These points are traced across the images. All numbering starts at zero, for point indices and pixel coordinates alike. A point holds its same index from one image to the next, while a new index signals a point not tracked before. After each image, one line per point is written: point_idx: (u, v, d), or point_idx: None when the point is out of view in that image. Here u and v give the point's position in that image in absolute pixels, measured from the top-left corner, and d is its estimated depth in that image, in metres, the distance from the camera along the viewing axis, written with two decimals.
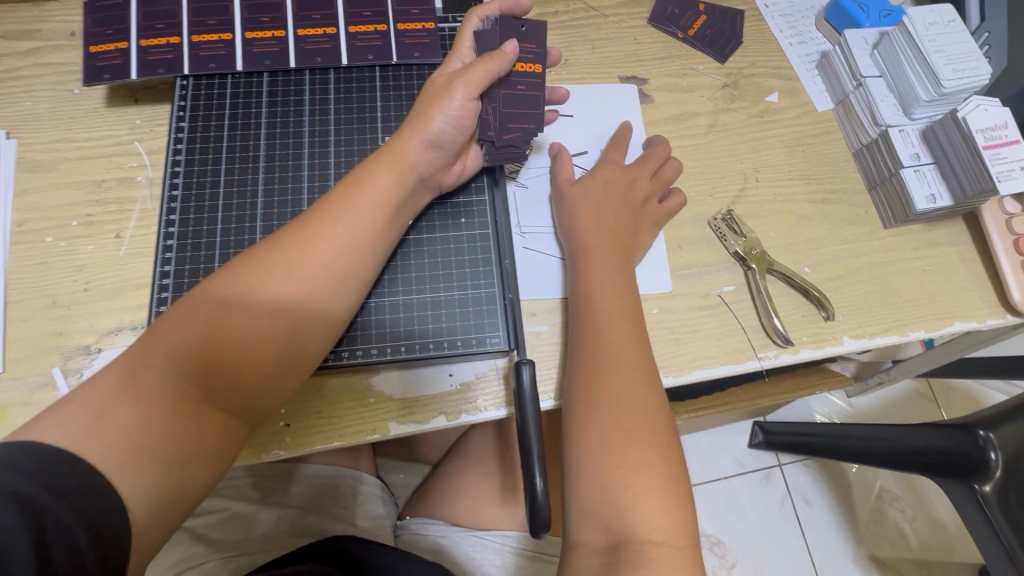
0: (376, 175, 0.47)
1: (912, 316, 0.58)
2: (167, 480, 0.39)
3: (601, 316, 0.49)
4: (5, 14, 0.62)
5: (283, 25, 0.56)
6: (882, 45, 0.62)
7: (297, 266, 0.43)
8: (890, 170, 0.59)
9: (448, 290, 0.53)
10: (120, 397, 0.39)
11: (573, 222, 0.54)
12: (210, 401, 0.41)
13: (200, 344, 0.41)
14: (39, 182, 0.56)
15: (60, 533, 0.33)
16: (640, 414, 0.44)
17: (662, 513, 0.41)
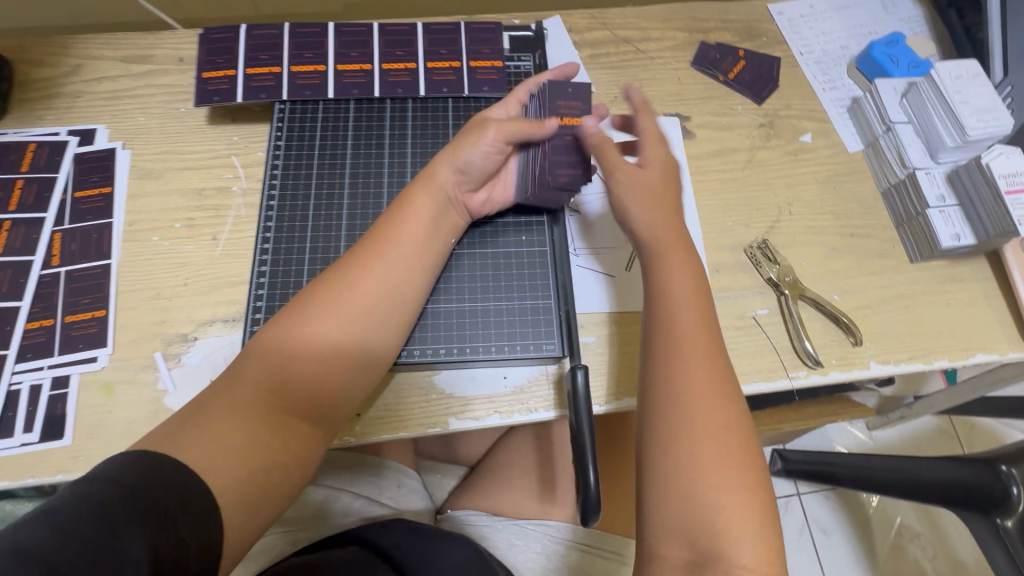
0: (417, 202, 0.53)
1: (936, 346, 0.61)
2: (256, 482, 0.43)
3: (672, 317, 0.49)
4: (125, 41, 0.71)
5: (369, 60, 0.64)
6: (910, 94, 0.67)
7: (353, 287, 0.49)
8: (916, 209, 0.64)
9: (507, 300, 0.59)
10: (208, 413, 0.44)
11: (639, 221, 0.53)
12: (285, 413, 0.46)
13: (267, 366, 0.46)
14: (147, 188, 0.63)
15: (174, 523, 0.36)
16: (713, 417, 0.45)
17: (742, 519, 0.42)
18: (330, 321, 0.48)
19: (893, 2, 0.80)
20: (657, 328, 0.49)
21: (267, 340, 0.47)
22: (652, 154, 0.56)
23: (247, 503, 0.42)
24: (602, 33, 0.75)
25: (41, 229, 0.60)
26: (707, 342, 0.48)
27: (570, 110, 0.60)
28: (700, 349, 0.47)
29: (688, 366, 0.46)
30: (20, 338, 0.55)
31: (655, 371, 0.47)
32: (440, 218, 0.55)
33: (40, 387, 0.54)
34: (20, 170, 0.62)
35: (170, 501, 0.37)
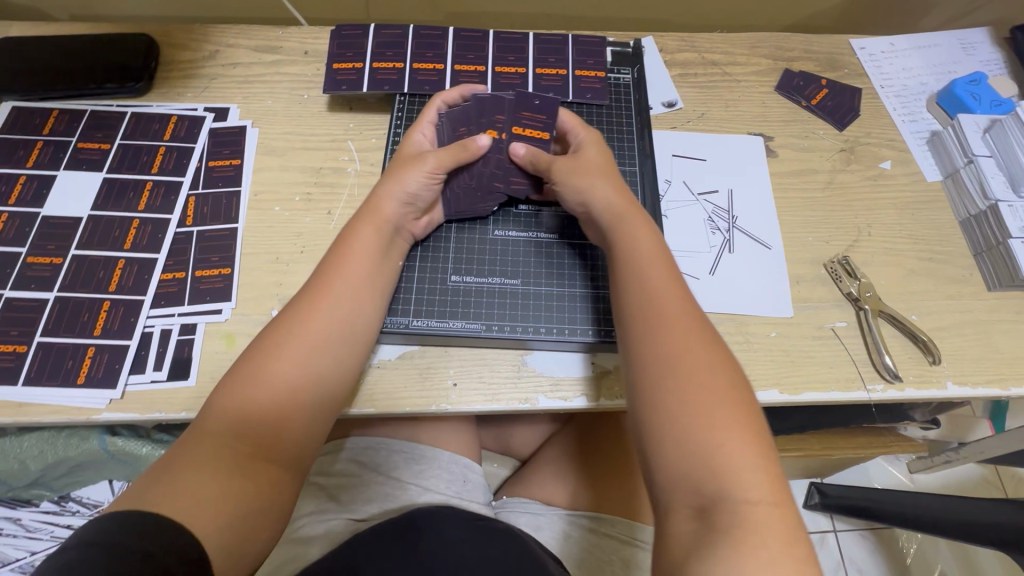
0: (365, 237, 0.56)
1: (1013, 373, 0.63)
2: (237, 523, 0.43)
3: (640, 277, 0.53)
4: (257, 33, 0.78)
5: (483, 62, 0.70)
6: (993, 130, 0.69)
7: (292, 324, 0.51)
8: (997, 239, 0.66)
9: (586, 287, 0.62)
10: (175, 463, 0.43)
11: (590, 191, 0.58)
12: (252, 449, 0.46)
13: (230, 404, 0.47)
14: (271, 163, 0.69)
15: (163, 567, 0.36)
16: (688, 364, 0.47)
17: (742, 452, 0.43)
18: (280, 356, 0.49)
19: (973, 45, 0.83)
20: (624, 287, 0.53)
21: (221, 390, 0.48)
22: (589, 141, 0.62)
23: (232, 543, 0.42)
24: (691, 55, 0.80)
25: (179, 192, 0.66)
26: (675, 300, 0.51)
27: (534, 124, 0.63)
28: (663, 304, 0.51)
29: (654, 322, 0.50)
30: (155, 287, 0.61)
31: (626, 331, 0.51)
32: (387, 249, 0.58)
33: (169, 331, 0.59)
34: (162, 139, 0.69)
35: (149, 545, 0.37)
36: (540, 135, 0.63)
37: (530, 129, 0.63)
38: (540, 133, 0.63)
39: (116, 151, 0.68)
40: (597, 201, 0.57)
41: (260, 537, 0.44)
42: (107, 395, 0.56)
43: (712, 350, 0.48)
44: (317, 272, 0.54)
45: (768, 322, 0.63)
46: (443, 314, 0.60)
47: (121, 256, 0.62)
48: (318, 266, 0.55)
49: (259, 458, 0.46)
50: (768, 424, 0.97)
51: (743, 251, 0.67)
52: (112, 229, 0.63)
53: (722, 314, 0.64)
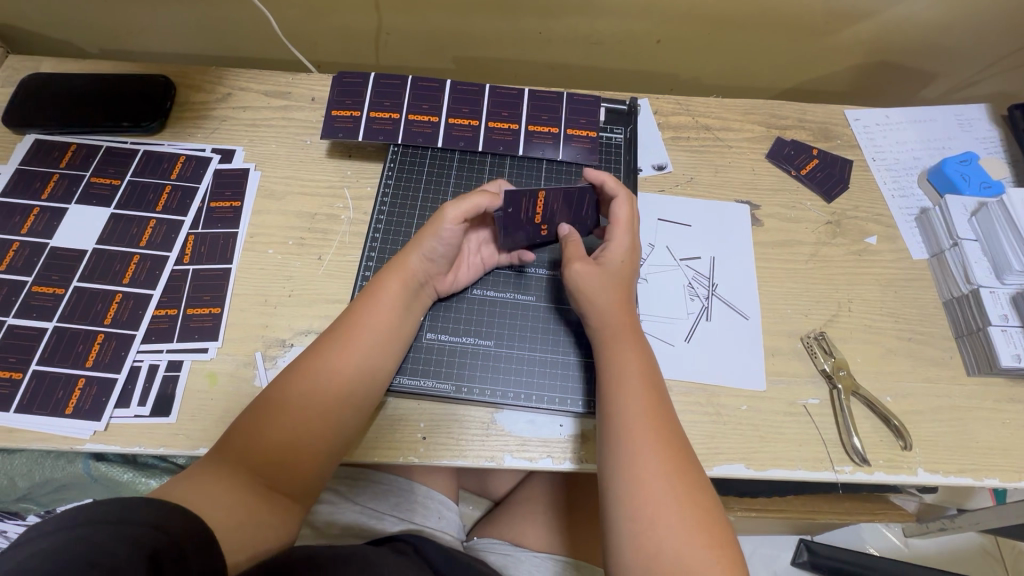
0: (393, 287, 0.59)
1: (989, 464, 0.62)
2: (246, 531, 0.46)
3: (623, 388, 0.54)
4: (269, 78, 0.82)
5: (477, 117, 0.73)
6: (980, 214, 0.69)
7: (318, 370, 0.54)
8: (978, 324, 0.66)
9: (557, 352, 0.64)
10: (200, 477, 0.47)
11: (593, 299, 0.59)
12: (264, 476, 0.49)
13: (259, 431, 0.51)
14: (269, 207, 0.72)
15: (175, 541, 0.38)
16: (665, 479, 0.49)
17: (711, 568, 0.46)
18: (299, 392, 0.52)
19: (970, 121, 0.84)
20: (607, 398, 0.54)
21: (254, 416, 0.51)
22: (619, 242, 0.62)
23: (244, 550, 0.45)
24: (684, 118, 0.82)
25: (180, 230, 0.69)
26: (653, 411, 0.53)
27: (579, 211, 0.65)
28: (645, 416, 0.52)
29: (636, 436, 0.51)
30: (148, 322, 0.64)
31: (608, 444, 0.52)
32: (413, 299, 0.60)
33: (157, 367, 0.62)
34: (169, 177, 0.73)
35: (168, 526, 0.39)
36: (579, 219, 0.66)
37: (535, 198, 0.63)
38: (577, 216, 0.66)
39: (125, 187, 0.72)
40: (593, 313, 0.59)
41: (264, 542, 0.47)
42: (92, 427, 0.58)
43: (686, 466, 0.50)
44: (344, 317, 0.58)
45: (740, 395, 0.64)
46: (414, 371, 0.62)
47: (119, 290, 0.65)
48: (343, 313, 0.58)
49: (271, 482, 0.49)
50: (750, 485, 0.96)
51: (720, 319, 0.68)
52: (113, 263, 0.67)
53: (695, 383, 0.64)
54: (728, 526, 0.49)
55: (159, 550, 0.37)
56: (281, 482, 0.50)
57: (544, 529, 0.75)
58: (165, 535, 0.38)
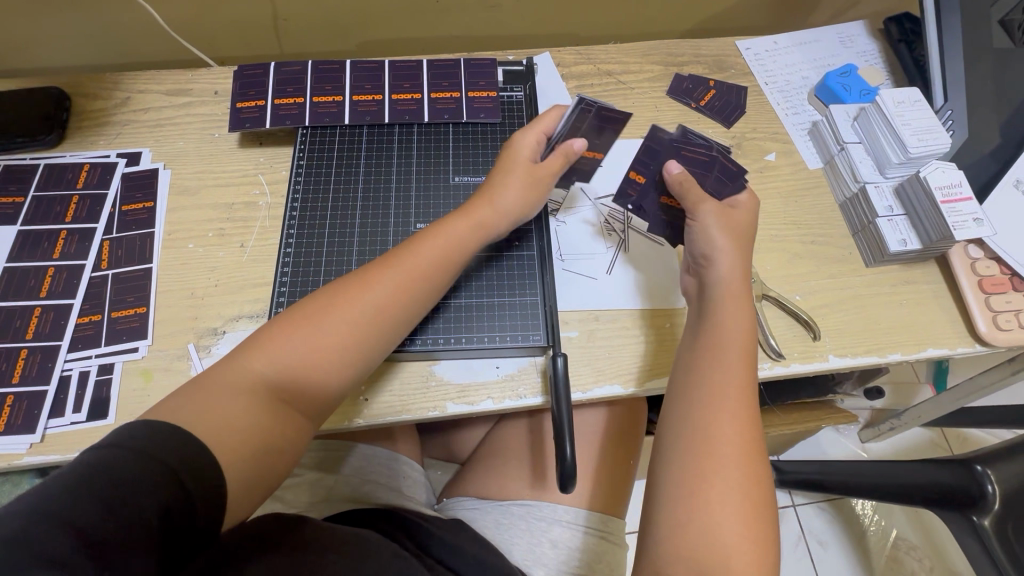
0: (457, 231, 0.60)
1: (891, 341, 0.67)
2: (259, 460, 0.47)
3: (719, 362, 0.55)
4: (167, 77, 0.81)
5: (381, 91, 0.74)
6: (861, 118, 0.74)
7: (363, 303, 0.54)
8: (868, 218, 0.71)
9: (490, 297, 0.66)
10: (226, 389, 0.48)
11: (715, 244, 0.60)
12: (292, 396, 0.50)
13: (302, 359, 0.51)
14: (185, 202, 0.72)
15: (185, 488, 0.40)
16: (731, 454, 0.50)
17: (742, 547, 0.47)
18: (344, 324, 0.52)
19: (851, 38, 0.89)
20: (698, 360, 0.56)
21: (302, 338, 0.51)
22: (743, 203, 0.64)
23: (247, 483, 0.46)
24: (586, 66, 0.85)
25: (93, 238, 0.68)
26: (743, 393, 0.53)
27: (695, 156, 0.63)
28: (737, 393, 0.53)
29: (716, 409, 0.52)
30: (72, 331, 0.63)
31: (682, 410, 0.53)
32: (475, 246, 0.61)
33: (88, 373, 0.61)
34: (76, 187, 0.71)
35: (180, 469, 0.40)
36: (702, 161, 0.63)
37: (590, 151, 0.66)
38: (703, 166, 0.63)
39: (30, 203, 0.70)
40: (714, 263, 0.60)
41: (268, 478, 0.48)
42: (28, 439, 0.58)
43: (757, 455, 0.50)
44: (400, 250, 0.58)
45: (662, 313, 0.68)
46: None
47: (38, 304, 0.64)
48: (404, 245, 0.59)
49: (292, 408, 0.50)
50: None
51: (638, 249, 0.72)
52: (28, 279, 0.66)
53: (617, 310, 0.68)
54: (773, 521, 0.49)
55: (173, 505, 0.39)
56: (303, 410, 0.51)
57: (505, 476, 0.78)
58: (181, 491, 0.40)
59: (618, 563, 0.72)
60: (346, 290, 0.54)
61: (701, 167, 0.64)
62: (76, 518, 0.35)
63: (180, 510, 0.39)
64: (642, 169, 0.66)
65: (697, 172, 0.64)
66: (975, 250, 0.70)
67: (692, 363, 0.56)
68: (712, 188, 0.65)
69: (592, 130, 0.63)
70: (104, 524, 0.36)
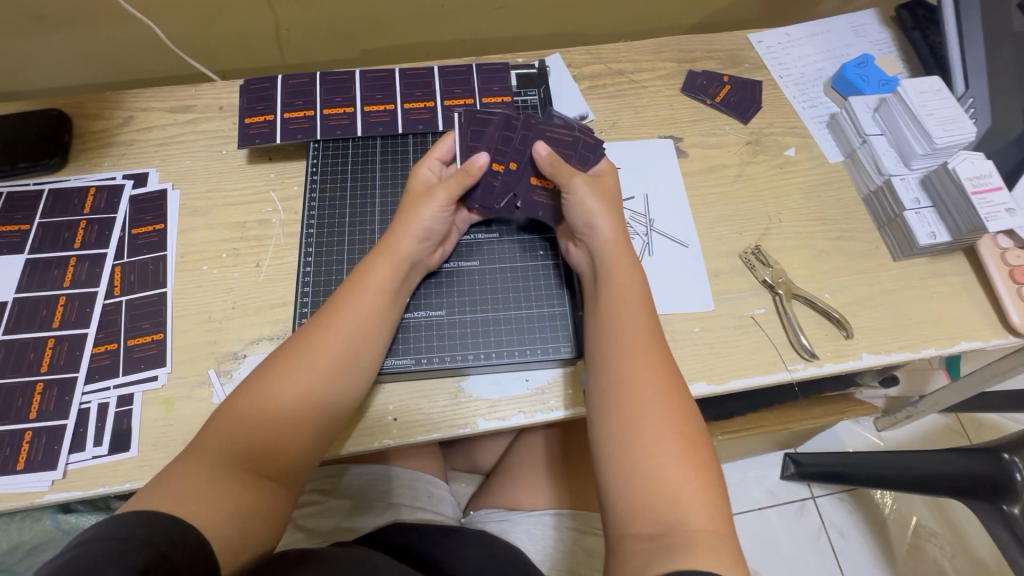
0: (381, 271, 0.57)
1: (923, 336, 0.66)
2: (232, 528, 0.44)
3: (618, 318, 0.54)
4: (170, 93, 0.79)
5: (392, 101, 0.72)
6: (882, 109, 0.73)
7: (302, 354, 0.53)
8: (895, 212, 0.70)
9: (515, 309, 0.64)
10: (178, 474, 0.46)
11: (590, 207, 0.59)
12: (252, 462, 0.48)
13: (247, 428, 0.49)
14: (196, 223, 0.70)
15: (160, 553, 0.37)
16: (653, 398, 0.49)
17: (688, 482, 0.45)
18: (286, 383, 0.51)
19: (864, 27, 0.88)
20: (600, 318, 0.56)
21: (242, 406, 0.50)
22: (601, 167, 0.64)
23: (233, 542, 0.44)
24: (598, 66, 0.83)
25: (104, 263, 0.66)
26: (646, 339, 0.53)
27: (560, 136, 0.64)
28: (639, 341, 0.52)
29: (624, 363, 0.51)
30: (88, 361, 0.61)
31: (600, 369, 0.53)
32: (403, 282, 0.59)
33: (107, 405, 0.60)
34: (83, 212, 0.69)
35: (148, 537, 0.38)
36: (567, 142, 0.64)
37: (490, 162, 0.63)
38: (566, 144, 0.64)
39: (37, 231, 0.68)
40: (596, 226, 0.59)
41: (259, 533, 0.46)
42: (49, 477, 0.56)
43: (678, 396, 0.50)
44: (335, 299, 0.57)
45: (693, 317, 0.66)
46: (397, 352, 0.61)
47: (51, 335, 0.62)
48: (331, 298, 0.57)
49: (256, 472, 0.48)
50: (725, 408, 1.00)
51: (663, 252, 0.70)
52: (39, 309, 0.64)
53: None
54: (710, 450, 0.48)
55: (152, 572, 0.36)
56: (270, 471, 0.49)
57: (533, 486, 0.76)
58: (159, 555, 0.37)
59: None
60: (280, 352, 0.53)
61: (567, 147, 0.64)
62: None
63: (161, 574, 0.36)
64: (514, 158, 0.63)
65: (561, 151, 0.64)
66: (1005, 240, 0.69)
67: (593, 329, 0.56)
68: (580, 164, 0.64)
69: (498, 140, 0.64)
70: None
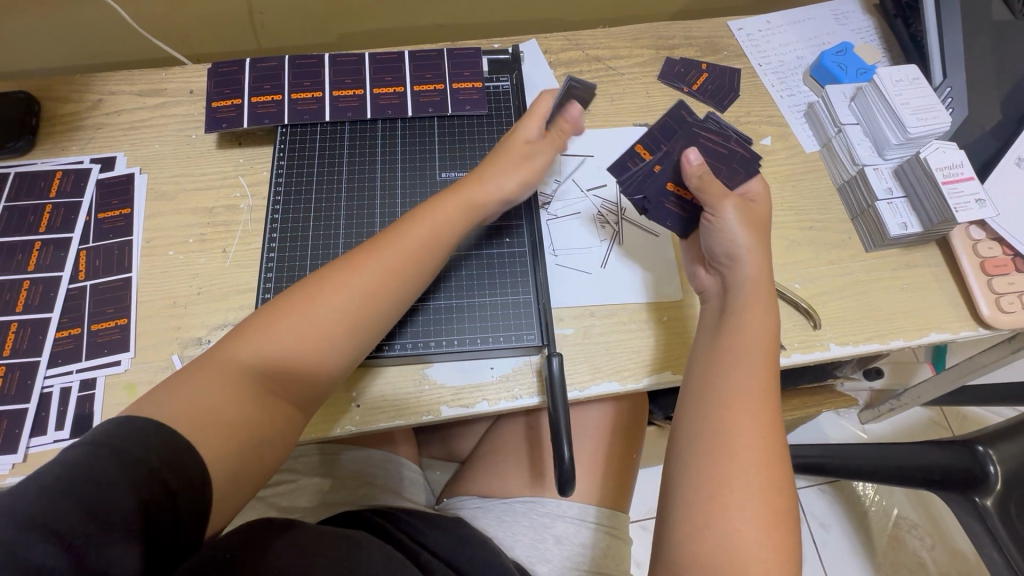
0: (444, 211, 0.58)
1: (892, 327, 0.66)
2: (240, 459, 0.45)
3: (741, 362, 0.52)
4: (139, 77, 0.78)
5: (362, 86, 0.71)
6: (858, 98, 0.72)
7: (358, 288, 0.53)
8: (867, 202, 0.69)
9: (480, 296, 0.64)
10: (209, 379, 0.47)
11: (735, 242, 0.57)
12: (278, 385, 0.49)
13: (291, 350, 0.50)
14: (163, 208, 0.69)
15: (161, 479, 0.38)
16: (754, 458, 0.47)
17: (762, 554, 0.44)
18: (334, 312, 0.51)
19: (845, 15, 0.87)
20: (718, 357, 0.54)
21: (291, 324, 0.50)
22: (752, 194, 0.62)
23: (229, 477, 0.44)
24: (575, 53, 0.82)
25: (69, 248, 0.66)
26: (766, 393, 0.51)
27: (715, 147, 0.62)
28: (755, 393, 0.50)
29: (738, 409, 0.49)
30: (51, 346, 0.61)
31: (701, 408, 0.51)
32: (465, 228, 0.60)
33: (70, 388, 0.60)
34: (49, 196, 0.69)
35: (153, 459, 0.39)
36: (720, 154, 0.62)
37: (641, 148, 0.65)
38: (721, 159, 0.62)
39: (1, 215, 0.67)
40: (739, 263, 0.57)
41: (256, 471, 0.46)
42: (10, 460, 0.56)
43: (778, 462, 0.48)
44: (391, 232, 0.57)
45: (659, 307, 0.66)
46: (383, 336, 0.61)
47: (14, 319, 0.62)
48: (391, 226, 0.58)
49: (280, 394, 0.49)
50: None
51: (633, 241, 0.70)
52: (3, 293, 0.63)
53: (613, 305, 0.66)
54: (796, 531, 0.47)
55: (153, 504, 0.37)
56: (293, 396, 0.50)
57: (504, 473, 0.76)
58: (162, 488, 0.38)
59: (622, 556, 0.71)
60: (339, 275, 0.53)
61: (720, 163, 0.62)
62: (53, 520, 0.33)
63: (162, 506, 0.37)
64: (662, 159, 0.62)
65: (714, 163, 0.63)
66: (977, 232, 0.69)
67: (711, 364, 0.54)
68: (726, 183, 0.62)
69: (664, 132, 0.64)
70: (82, 526, 0.33)
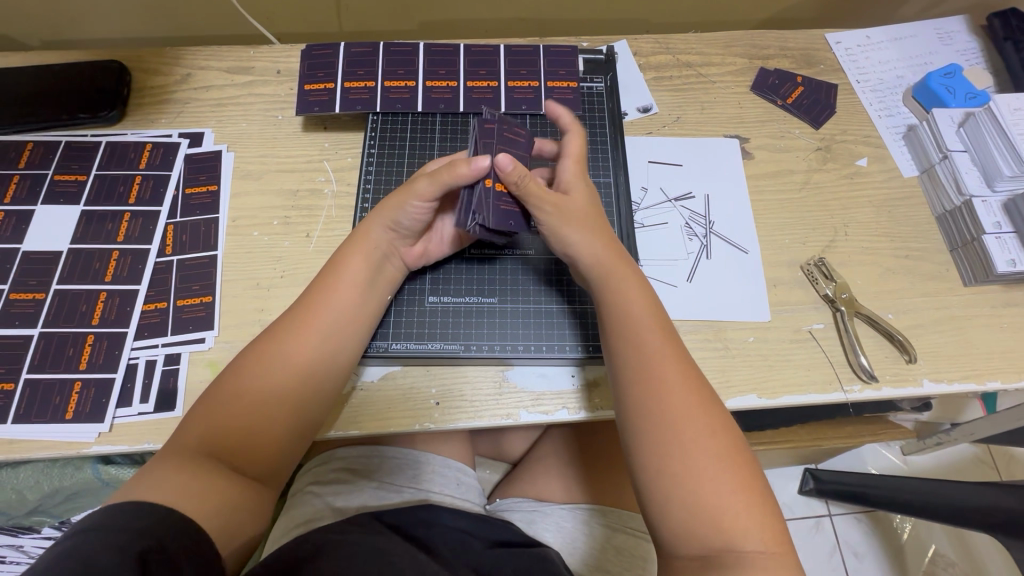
0: (352, 267, 0.56)
1: (988, 368, 0.63)
2: (229, 514, 0.44)
3: (636, 338, 0.51)
4: (228, 54, 0.78)
5: (455, 77, 0.70)
6: (968, 124, 0.69)
7: (276, 352, 0.52)
8: (972, 234, 0.66)
9: (549, 303, 0.63)
10: (154, 469, 0.44)
11: (577, 233, 0.54)
12: (227, 459, 0.47)
13: (223, 429, 0.48)
14: (248, 187, 0.69)
15: (155, 536, 0.37)
16: (687, 425, 0.47)
17: (739, 506, 0.44)
18: (260, 380, 0.50)
19: (950, 34, 0.83)
20: (613, 342, 0.52)
21: (215, 405, 0.49)
22: (569, 174, 0.58)
23: (224, 532, 0.43)
24: (665, 57, 0.80)
25: (157, 221, 0.66)
26: (675, 363, 0.50)
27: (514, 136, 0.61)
28: (663, 366, 0.50)
29: (651, 388, 0.49)
30: (138, 318, 0.62)
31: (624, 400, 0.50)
32: (381, 275, 0.58)
33: (154, 362, 0.60)
34: (138, 167, 0.69)
35: (138, 521, 0.37)
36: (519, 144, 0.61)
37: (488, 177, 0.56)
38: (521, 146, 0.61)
39: (92, 182, 0.68)
40: (578, 246, 0.54)
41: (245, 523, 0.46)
42: (95, 428, 0.57)
43: (712, 416, 0.48)
44: (306, 298, 0.55)
45: (746, 327, 0.64)
46: (419, 336, 0.61)
47: (103, 289, 0.63)
48: (304, 293, 0.56)
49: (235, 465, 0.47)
50: (760, 419, 0.97)
51: (720, 256, 0.68)
52: (92, 262, 0.64)
53: (701, 321, 0.64)
54: (759, 473, 0.46)
55: (151, 557, 0.35)
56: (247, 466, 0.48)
57: (564, 480, 0.74)
58: (155, 541, 0.37)
59: None
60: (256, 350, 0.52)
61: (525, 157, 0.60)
62: None
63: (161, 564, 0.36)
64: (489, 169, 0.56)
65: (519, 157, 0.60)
66: None
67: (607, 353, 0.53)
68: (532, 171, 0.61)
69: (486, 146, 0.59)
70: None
